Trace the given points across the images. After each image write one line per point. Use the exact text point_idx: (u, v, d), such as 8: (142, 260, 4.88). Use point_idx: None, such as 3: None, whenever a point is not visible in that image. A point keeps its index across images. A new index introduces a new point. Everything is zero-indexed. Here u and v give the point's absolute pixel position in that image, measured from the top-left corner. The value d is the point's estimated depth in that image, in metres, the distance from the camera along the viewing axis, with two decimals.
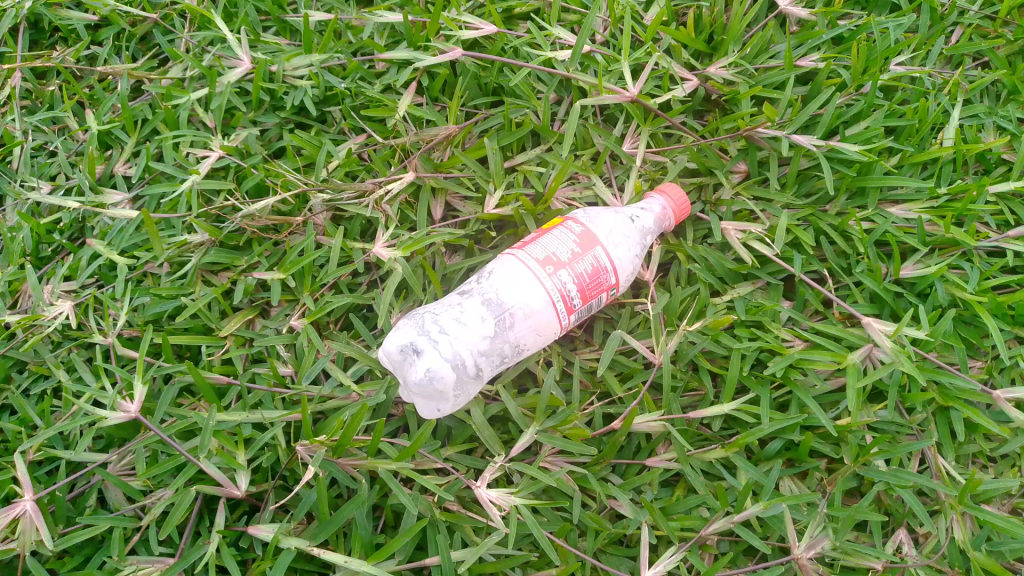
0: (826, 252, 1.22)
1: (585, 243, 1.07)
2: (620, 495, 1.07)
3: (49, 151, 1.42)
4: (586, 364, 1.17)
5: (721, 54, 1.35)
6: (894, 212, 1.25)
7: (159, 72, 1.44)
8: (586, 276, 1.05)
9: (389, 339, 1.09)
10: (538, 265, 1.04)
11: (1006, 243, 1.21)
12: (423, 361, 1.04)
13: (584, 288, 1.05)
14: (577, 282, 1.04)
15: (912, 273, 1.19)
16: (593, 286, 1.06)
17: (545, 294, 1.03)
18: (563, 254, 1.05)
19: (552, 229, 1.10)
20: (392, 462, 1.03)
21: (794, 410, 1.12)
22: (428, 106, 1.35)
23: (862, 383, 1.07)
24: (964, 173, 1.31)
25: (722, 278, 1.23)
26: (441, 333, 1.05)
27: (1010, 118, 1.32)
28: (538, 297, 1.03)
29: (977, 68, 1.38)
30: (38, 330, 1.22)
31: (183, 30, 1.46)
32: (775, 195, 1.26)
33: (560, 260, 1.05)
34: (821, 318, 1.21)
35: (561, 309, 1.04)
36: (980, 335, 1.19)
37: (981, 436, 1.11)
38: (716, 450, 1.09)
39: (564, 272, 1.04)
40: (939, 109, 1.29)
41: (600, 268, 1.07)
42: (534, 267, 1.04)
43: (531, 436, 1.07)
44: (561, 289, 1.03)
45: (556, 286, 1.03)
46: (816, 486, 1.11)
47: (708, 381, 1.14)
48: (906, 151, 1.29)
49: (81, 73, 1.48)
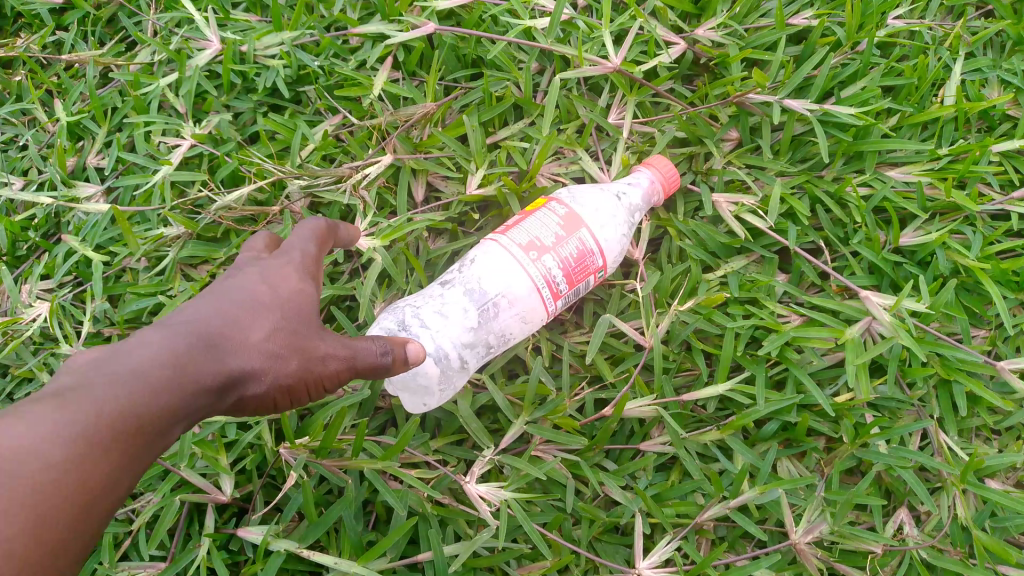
0: (822, 221, 1.17)
1: (570, 225, 1.01)
2: (613, 483, 1.05)
3: (19, 145, 1.39)
4: (576, 348, 1.13)
5: (710, 14, 1.28)
6: (892, 175, 1.19)
7: (126, 57, 1.40)
8: (572, 259, 1.00)
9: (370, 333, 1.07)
10: (521, 251, 0.98)
11: (1010, 205, 1.16)
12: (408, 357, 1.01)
13: (570, 272, 1.00)
14: (563, 267, 0.99)
15: (911, 241, 1.15)
16: (580, 269, 1.01)
17: (530, 280, 0.97)
18: (547, 238, 0.99)
19: (535, 212, 1.04)
20: (376, 462, 1.01)
21: (792, 389, 1.08)
22: (405, 82, 1.31)
23: (863, 359, 1.04)
24: (967, 131, 1.25)
25: (715, 253, 1.18)
26: (422, 328, 1.03)
27: (1015, 72, 1.25)
28: (522, 285, 0.98)
29: (980, 18, 1.31)
30: (17, 333, 1.20)
31: (150, 11, 1.42)
32: (769, 163, 1.21)
33: (544, 244, 0.99)
34: (819, 290, 1.17)
35: (547, 295, 0.98)
36: (984, 303, 1.14)
37: (984, 409, 1.07)
38: (712, 433, 1.06)
39: (548, 257, 0.98)
40: (940, 65, 1.23)
41: (587, 251, 1.01)
42: (516, 253, 0.98)
43: (519, 428, 1.05)
44: (547, 275, 0.97)
45: (541, 271, 0.97)
46: (814, 467, 1.07)
47: (701, 361, 1.11)
48: (905, 111, 1.23)
49: (48, 61, 1.45)
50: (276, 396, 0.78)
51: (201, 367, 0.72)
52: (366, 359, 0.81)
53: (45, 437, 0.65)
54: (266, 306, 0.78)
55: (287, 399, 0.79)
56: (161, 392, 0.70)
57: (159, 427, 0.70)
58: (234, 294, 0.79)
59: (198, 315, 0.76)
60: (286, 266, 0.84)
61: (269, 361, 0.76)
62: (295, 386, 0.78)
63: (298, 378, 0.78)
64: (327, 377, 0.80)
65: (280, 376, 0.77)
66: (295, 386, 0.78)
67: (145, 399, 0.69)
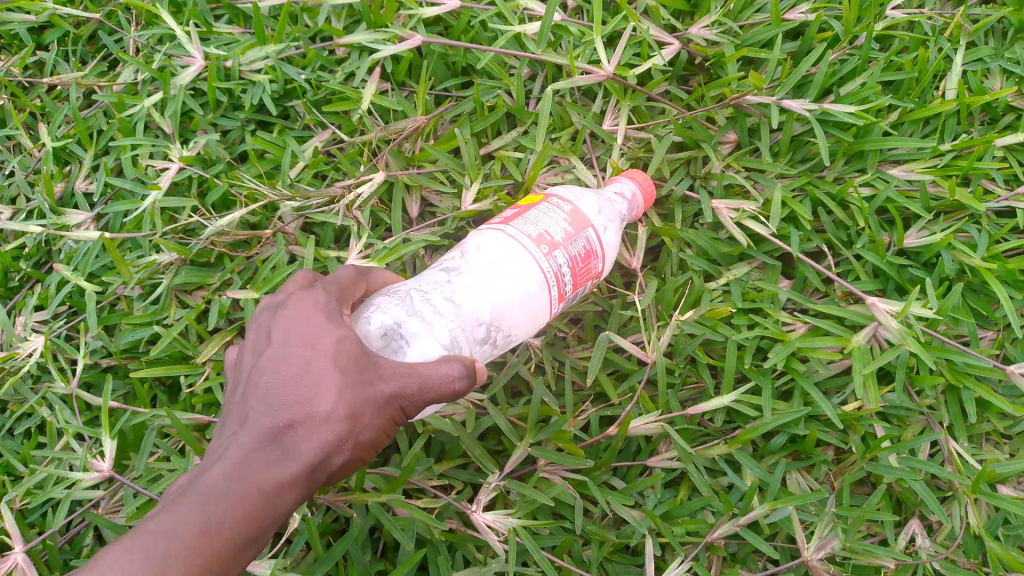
0: (824, 224, 1.15)
1: (577, 223, 0.98)
2: (621, 503, 1.04)
3: (6, 172, 1.37)
4: (578, 365, 1.12)
5: (704, 12, 1.25)
6: (895, 175, 1.17)
7: (109, 78, 1.38)
8: (578, 259, 0.96)
9: (363, 320, 0.90)
10: (532, 243, 0.93)
11: (1016, 202, 1.14)
12: (415, 351, 0.88)
13: (575, 273, 0.96)
14: (571, 265, 0.95)
15: (916, 242, 1.13)
16: (583, 271, 0.98)
17: (540, 274, 0.92)
18: (557, 233, 0.95)
19: (537, 205, 0.99)
20: (381, 495, 1.01)
21: (799, 401, 1.07)
22: (394, 93, 1.28)
23: (870, 368, 1.02)
24: (969, 125, 1.22)
25: (716, 261, 1.16)
26: (430, 319, 0.90)
27: (1018, 61, 1.22)
28: (530, 283, 0.92)
29: (980, 5, 1.28)
30: (14, 368, 1.19)
31: (131, 28, 1.39)
32: (768, 166, 1.18)
33: (554, 239, 0.94)
34: (823, 295, 1.15)
35: (554, 294, 0.93)
36: (990, 304, 1.12)
37: (994, 414, 1.06)
38: (719, 446, 1.05)
39: (559, 253, 0.94)
40: (940, 58, 1.20)
41: (592, 252, 0.98)
42: (527, 244, 0.93)
43: (523, 453, 1.04)
44: (556, 270, 0.93)
45: (551, 267, 0.92)
46: (823, 478, 1.07)
47: (706, 375, 1.09)
48: (906, 107, 1.20)
49: (30, 83, 1.42)
50: (359, 453, 0.78)
51: (269, 455, 0.72)
52: (435, 381, 0.78)
53: (177, 545, 0.65)
54: (322, 365, 0.74)
55: (371, 452, 0.79)
56: (253, 479, 0.70)
57: (257, 508, 0.70)
58: (282, 358, 0.75)
59: (259, 405, 0.74)
60: (316, 309, 0.79)
61: (351, 425, 0.75)
62: (378, 431, 0.77)
63: (378, 423, 0.77)
64: (407, 406, 0.77)
65: (359, 435, 0.76)
66: (374, 442, 0.77)
67: (242, 493, 0.70)
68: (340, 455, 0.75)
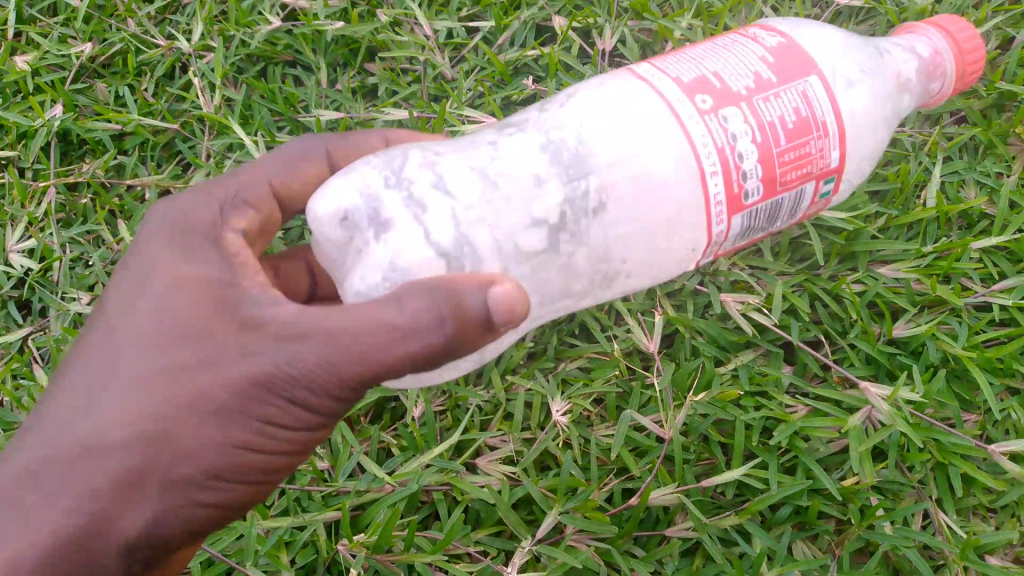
0: (821, 316, 1.29)
1: (788, 76, 0.99)
2: (642, 568, 1.14)
3: (87, 261, 1.53)
4: (602, 441, 1.24)
5: None
6: (883, 273, 1.32)
7: (183, 180, 1.55)
8: (770, 130, 0.96)
9: (329, 200, 0.93)
10: (700, 105, 0.95)
11: (992, 297, 1.28)
12: (386, 249, 0.91)
13: (765, 144, 0.96)
14: (760, 135, 0.96)
15: (903, 332, 1.26)
16: (794, 135, 0.98)
17: (704, 142, 0.94)
18: (738, 85, 0.97)
19: (739, 48, 1.01)
20: (427, 556, 1.12)
21: (801, 475, 1.18)
22: None
23: (865, 445, 1.14)
24: (949, 230, 1.37)
25: (725, 348, 1.29)
26: (403, 211, 0.93)
27: (989, 174, 1.38)
28: (686, 162, 0.95)
29: (954, 124, 1.45)
30: None
31: (204, 136, 1.58)
32: (770, 264, 1.33)
33: (736, 91, 0.96)
34: (821, 380, 1.28)
35: (715, 164, 0.94)
36: (973, 389, 1.24)
37: (979, 489, 1.17)
38: (730, 517, 1.15)
39: (739, 130, 0.95)
40: (920, 171, 1.36)
41: (804, 120, 0.98)
42: (693, 100, 0.95)
43: (554, 520, 1.13)
44: (722, 148, 0.94)
45: (717, 145, 0.94)
46: (826, 547, 1.17)
47: (718, 451, 1.21)
48: (890, 213, 1.36)
49: (111, 183, 1.60)
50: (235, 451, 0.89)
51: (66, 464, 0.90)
52: (322, 355, 0.85)
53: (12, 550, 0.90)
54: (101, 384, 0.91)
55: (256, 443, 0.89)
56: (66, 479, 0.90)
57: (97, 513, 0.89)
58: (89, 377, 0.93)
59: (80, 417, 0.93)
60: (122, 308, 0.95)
61: (134, 435, 0.89)
62: (206, 441, 0.88)
63: (196, 437, 0.88)
64: (287, 389, 0.87)
65: (191, 442, 0.88)
66: (206, 452, 0.88)
67: (46, 491, 0.91)
68: (188, 467, 0.88)
